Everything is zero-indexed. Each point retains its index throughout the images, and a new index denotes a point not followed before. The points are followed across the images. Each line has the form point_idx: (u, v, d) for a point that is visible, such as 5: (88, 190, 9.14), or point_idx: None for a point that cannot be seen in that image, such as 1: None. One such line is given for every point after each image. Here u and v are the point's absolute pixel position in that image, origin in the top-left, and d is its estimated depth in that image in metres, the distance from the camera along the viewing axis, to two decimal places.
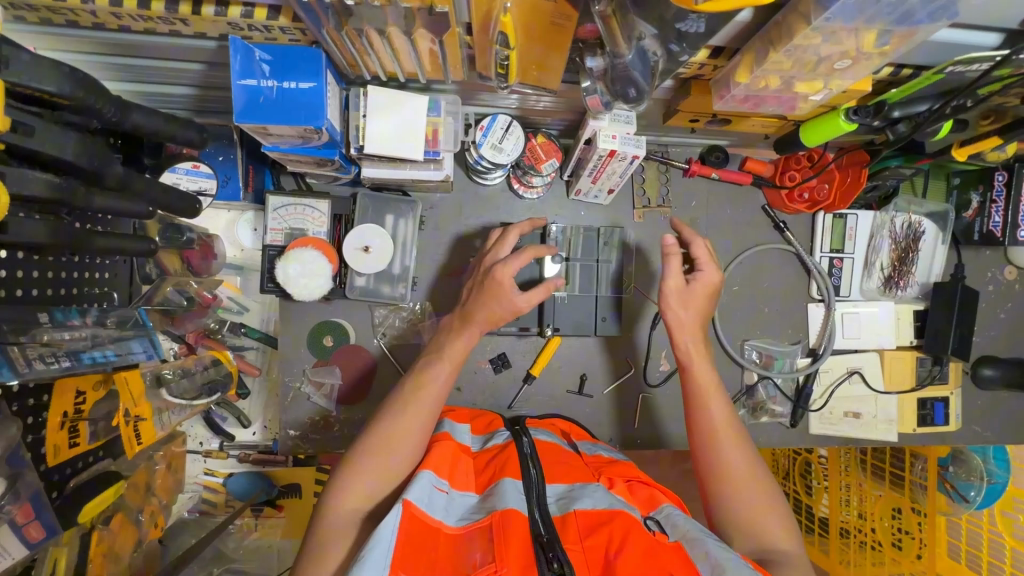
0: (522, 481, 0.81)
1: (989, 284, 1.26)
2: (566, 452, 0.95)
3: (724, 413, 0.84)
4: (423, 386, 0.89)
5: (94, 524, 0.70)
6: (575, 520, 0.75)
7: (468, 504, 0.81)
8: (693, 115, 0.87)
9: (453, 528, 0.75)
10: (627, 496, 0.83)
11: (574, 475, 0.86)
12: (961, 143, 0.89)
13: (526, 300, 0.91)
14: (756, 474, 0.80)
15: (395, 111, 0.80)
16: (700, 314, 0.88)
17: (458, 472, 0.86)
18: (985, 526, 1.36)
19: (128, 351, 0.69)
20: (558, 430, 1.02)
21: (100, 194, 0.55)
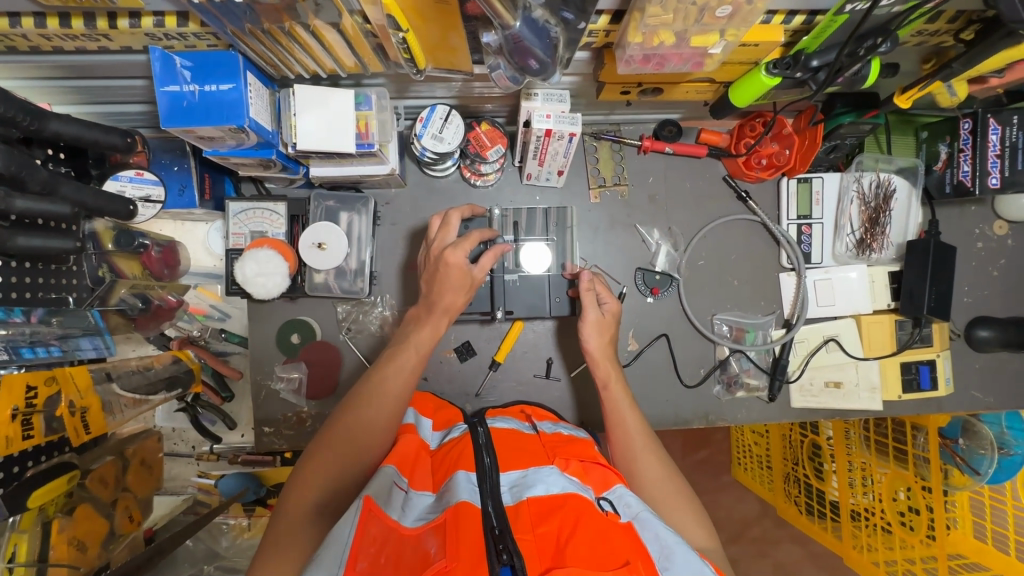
0: (476, 473, 0.77)
1: (978, 241, 1.19)
2: (525, 437, 0.88)
3: (641, 426, 0.90)
4: (387, 377, 0.88)
5: (54, 513, 0.74)
6: (526, 510, 0.71)
7: (425, 504, 0.75)
8: (621, 86, 0.87)
9: (411, 527, 0.69)
10: (581, 477, 0.78)
11: (527, 461, 0.81)
12: (904, 90, 0.85)
13: (482, 269, 0.94)
14: (672, 480, 0.84)
15: (324, 108, 0.84)
16: (611, 342, 0.99)
17: (418, 469, 0.82)
18: (1009, 502, 1.27)
19: (76, 348, 0.77)
20: (519, 416, 0.97)
21: (24, 197, 0.60)
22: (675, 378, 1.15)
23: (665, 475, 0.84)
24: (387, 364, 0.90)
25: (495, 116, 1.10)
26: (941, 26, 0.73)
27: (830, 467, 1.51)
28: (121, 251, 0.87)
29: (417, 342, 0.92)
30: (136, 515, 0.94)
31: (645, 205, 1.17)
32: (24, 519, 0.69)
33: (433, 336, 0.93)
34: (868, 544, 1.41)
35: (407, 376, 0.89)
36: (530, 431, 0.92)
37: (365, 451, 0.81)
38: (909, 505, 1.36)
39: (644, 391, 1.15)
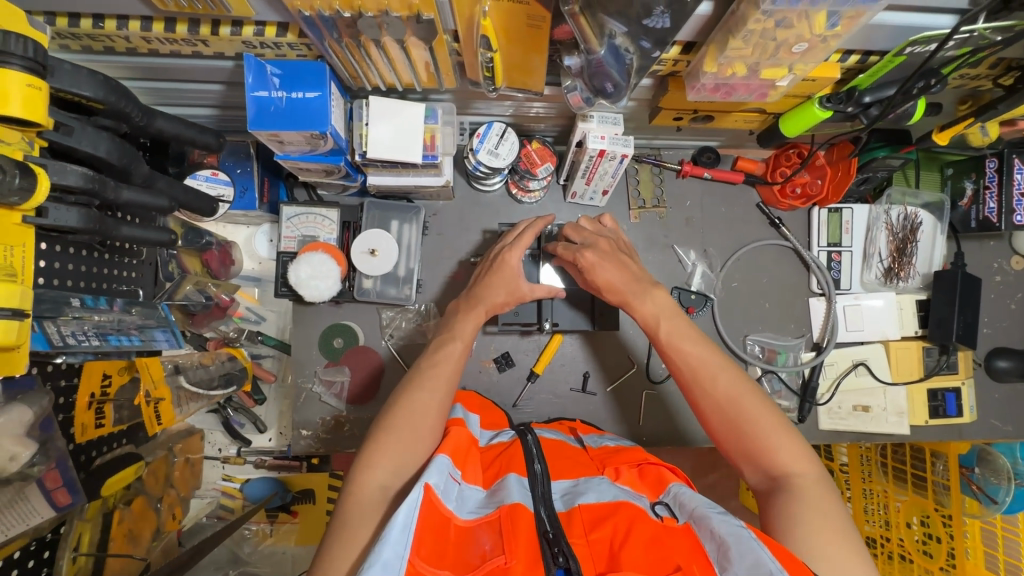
0: (527, 477, 0.76)
1: (997, 275, 1.24)
2: (572, 450, 0.89)
3: (705, 345, 0.79)
4: (437, 362, 0.86)
5: (115, 504, 0.74)
6: (579, 516, 0.68)
7: (476, 499, 0.74)
8: (676, 113, 0.92)
9: (466, 521, 0.69)
10: (634, 485, 0.76)
11: (578, 470, 0.81)
12: (942, 128, 0.90)
13: (533, 288, 0.95)
14: (750, 398, 0.74)
15: (395, 119, 0.87)
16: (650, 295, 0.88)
17: (469, 463, 0.80)
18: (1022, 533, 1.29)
19: (152, 338, 0.74)
20: (565, 430, 1.00)
21: (130, 189, 0.62)
22: None
23: (739, 394, 0.74)
24: (438, 349, 0.89)
25: (544, 135, 1.14)
26: (983, 71, 0.79)
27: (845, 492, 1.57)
28: (187, 248, 0.90)
29: (462, 333, 0.90)
30: (179, 513, 0.92)
31: (682, 227, 1.21)
32: (89, 509, 0.70)
33: (479, 324, 0.93)
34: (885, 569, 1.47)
35: (458, 361, 0.87)
36: (578, 445, 0.92)
37: (424, 432, 0.78)
38: (925, 532, 1.37)
39: (678, 407, 1.17)
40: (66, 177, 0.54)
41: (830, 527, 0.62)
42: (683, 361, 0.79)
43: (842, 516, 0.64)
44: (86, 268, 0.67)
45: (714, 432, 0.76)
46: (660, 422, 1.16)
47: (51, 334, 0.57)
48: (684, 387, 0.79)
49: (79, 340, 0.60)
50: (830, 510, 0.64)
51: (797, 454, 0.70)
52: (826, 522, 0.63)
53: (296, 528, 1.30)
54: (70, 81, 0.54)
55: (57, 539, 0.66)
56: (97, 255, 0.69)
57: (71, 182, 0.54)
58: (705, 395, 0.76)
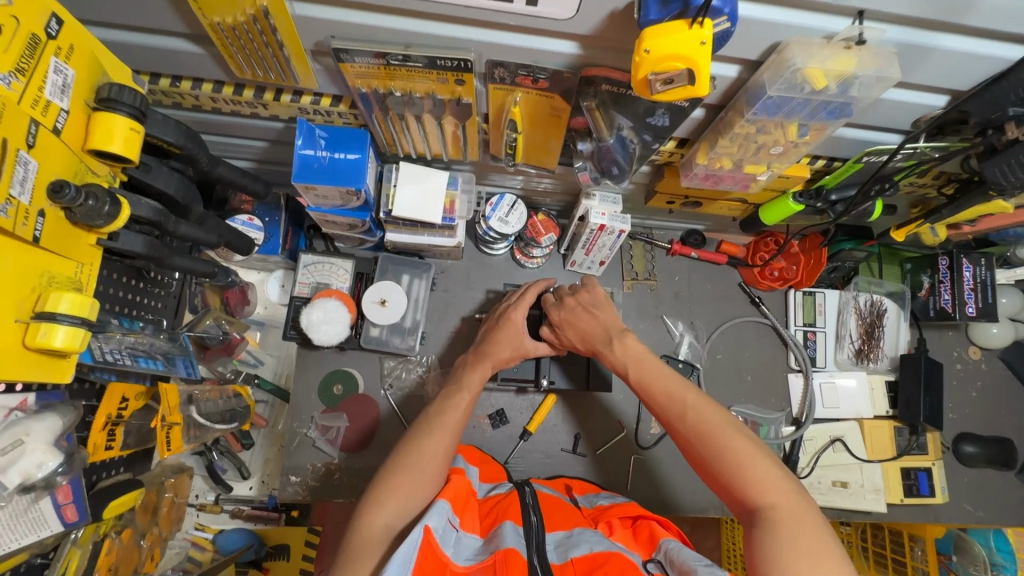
0: (522, 526, 0.77)
1: (957, 362, 1.35)
2: (568, 505, 0.90)
3: (672, 385, 0.83)
4: (445, 410, 0.90)
5: (106, 533, 0.73)
6: (571, 568, 0.70)
7: (473, 547, 0.75)
8: (669, 197, 1.05)
9: (461, 567, 0.69)
10: (627, 542, 0.79)
11: (571, 522, 0.82)
12: (899, 227, 1.04)
13: (534, 346, 1.02)
14: (719, 432, 0.75)
15: (422, 183, 0.97)
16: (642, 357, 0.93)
17: (466, 511, 0.81)
18: None
19: (173, 366, 0.78)
20: (562, 488, 1.02)
21: (187, 224, 0.69)
22: None
23: (708, 429, 0.75)
24: (448, 399, 0.92)
25: (549, 209, 1.26)
26: (928, 181, 0.93)
27: None
28: (214, 285, 0.95)
29: (468, 383, 0.95)
30: (157, 555, 0.89)
31: (671, 299, 1.30)
32: (84, 533, 0.69)
33: (487, 378, 0.97)
34: None
35: (465, 411, 0.91)
36: (572, 502, 0.94)
37: (428, 474, 0.80)
38: None
39: (665, 473, 1.20)
40: (139, 208, 0.60)
41: (801, 560, 0.61)
42: (654, 403, 0.83)
43: (822, 546, 0.62)
44: (121, 293, 0.70)
45: (697, 470, 0.77)
46: (649, 488, 1.19)
47: (93, 350, 0.61)
48: (664, 428, 0.82)
49: (111, 359, 0.64)
50: (804, 539, 0.63)
51: (772, 484, 0.69)
52: (800, 554, 0.61)
53: None
54: (157, 127, 0.63)
55: (45, 564, 0.65)
56: (134, 283, 0.73)
57: (144, 213, 0.60)
58: (678, 434, 0.79)
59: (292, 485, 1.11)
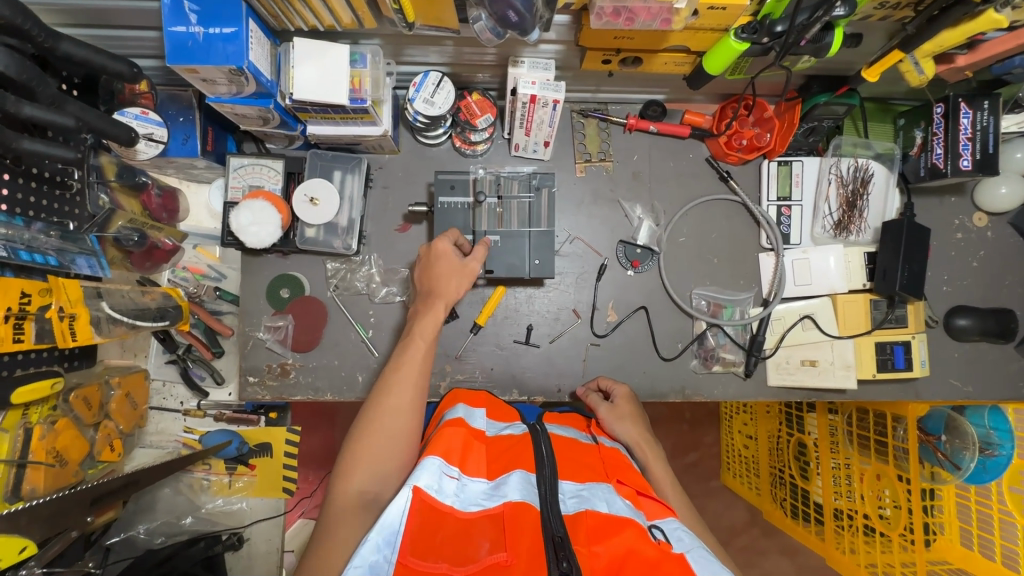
0: (535, 474, 0.75)
1: (958, 232, 1.21)
2: (584, 447, 0.89)
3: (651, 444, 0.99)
4: (402, 363, 0.87)
5: (36, 419, 0.79)
6: (585, 522, 0.69)
7: (480, 489, 0.74)
8: (602, 54, 0.92)
9: (469, 513, 0.70)
10: (634, 502, 0.77)
11: (586, 473, 0.80)
12: (870, 64, 0.88)
13: (474, 259, 0.98)
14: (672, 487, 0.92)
15: (321, 60, 0.89)
16: (637, 424, 1.02)
17: (470, 457, 0.79)
18: (972, 498, 1.28)
19: (71, 262, 0.85)
20: (580, 427, 1.01)
21: (32, 105, 0.65)
22: (654, 350, 1.17)
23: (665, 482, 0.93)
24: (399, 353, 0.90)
25: (487, 88, 1.15)
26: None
27: (815, 467, 1.56)
28: (123, 187, 0.93)
29: (422, 330, 0.91)
30: (118, 445, 0.97)
31: (629, 180, 1.20)
32: (8, 417, 0.76)
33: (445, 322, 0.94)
34: (851, 546, 1.43)
35: (422, 359, 0.88)
36: (590, 441, 0.94)
37: (401, 432, 0.81)
38: (892, 503, 1.35)
39: (621, 360, 1.17)
40: None
41: None
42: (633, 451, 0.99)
43: None
44: (22, 197, 0.74)
45: None
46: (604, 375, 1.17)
47: None
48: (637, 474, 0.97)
49: None
50: None
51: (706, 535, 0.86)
52: None
53: (253, 480, 1.34)
54: None
55: None
56: (27, 185, 0.75)
57: None
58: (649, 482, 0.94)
59: (250, 388, 1.15)
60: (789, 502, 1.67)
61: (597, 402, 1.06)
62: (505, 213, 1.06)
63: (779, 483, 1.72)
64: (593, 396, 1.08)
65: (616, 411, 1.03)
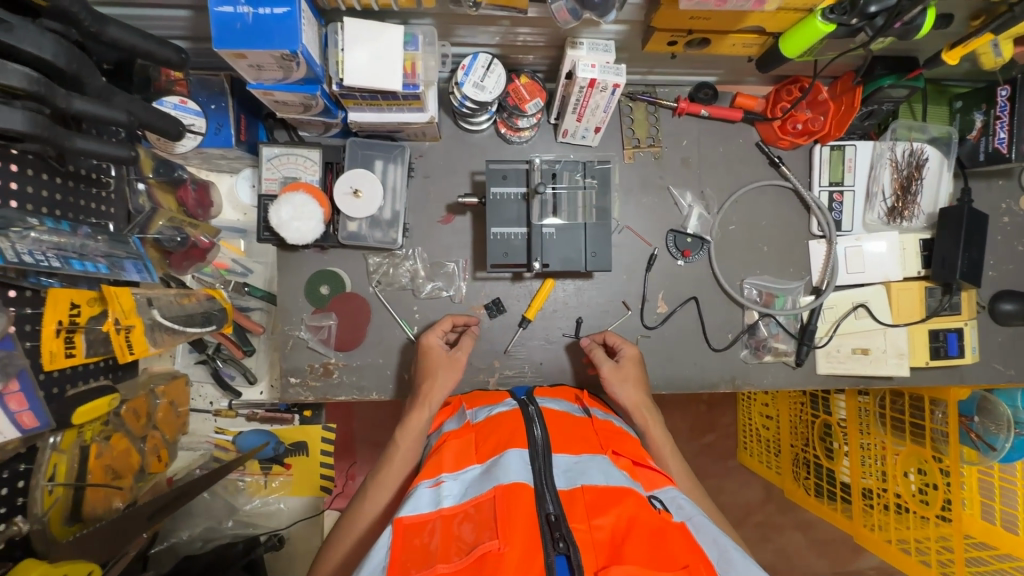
0: (526, 451, 0.72)
1: (1004, 216, 1.20)
2: (576, 420, 0.85)
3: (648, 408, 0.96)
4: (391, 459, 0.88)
5: (91, 438, 0.75)
6: (582, 497, 0.66)
7: (469, 479, 0.71)
8: (670, 35, 0.87)
9: (452, 507, 0.66)
10: (631, 473, 0.74)
11: (579, 445, 0.76)
12: (952, 46, 0.85)
13: (463, 351, 0.99)
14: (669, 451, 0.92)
15: (373, 42, 0.82)
16: (639, 387, 0.98)
17: (455, 457, 0.76)
18: (997, 475, 1.31)
19: (121, 269, 0.76)
20: (571, 399, 0.96)
21: (83, 98, 0.59)
22: (705, 341, 1.16)
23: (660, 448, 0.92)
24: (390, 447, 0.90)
25: (534, 70, 1.08)
26: None
27: (841, 446, 1.56)
28: (160, 183, 0.90)
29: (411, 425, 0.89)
30: (165, 456, 0.93)
31: (678, 167, 1.16)
32: (66, 437, 0.71)
33: (433, 416, 0.92)
34: (879, 523, 1.46)
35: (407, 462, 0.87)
36: (582, 415, 0.89)
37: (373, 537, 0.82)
38: (922, 482, 1.37)
39: (672, 352, 1.15)
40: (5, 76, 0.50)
41: None
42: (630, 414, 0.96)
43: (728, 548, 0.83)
44: (61, 198, 0.70)
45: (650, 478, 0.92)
46: (656, 367, 1.15)
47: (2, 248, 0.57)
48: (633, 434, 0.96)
49: (35, 260, 0.61)
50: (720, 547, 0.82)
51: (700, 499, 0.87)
52: None
53: (291, 480, 1.31)
54: None
55: (30, 471, 0.68)
56: (67, 185, 0.71)
57: (12, 82, 0.51)
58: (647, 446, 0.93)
59: (293, 389, 1.10)
60: (807, 483, 1.69)
61: (600, 358, 1.02)
62: (558, 204, 1.02)
63: (796, 463, 1.72)
64: (597, 352, 1.03)
65: (618, 369, 0.99)
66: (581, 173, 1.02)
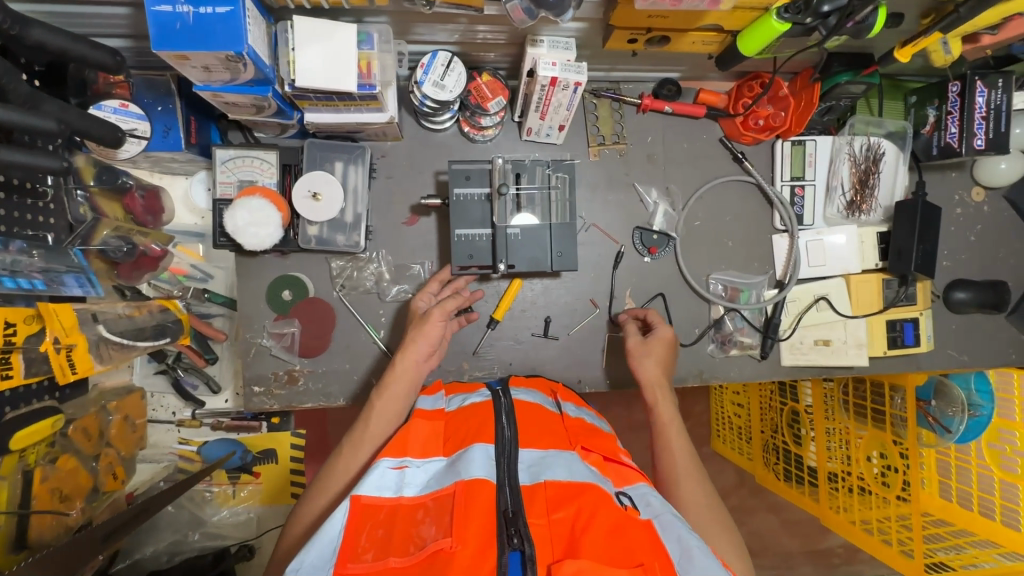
0: (492, 447, 0.71)
1: (957, 207, 1.24)
2: (548, 414, 0.84)
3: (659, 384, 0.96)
4: (369, 418, 0.85)
5: (35, 461, 0.72)
6: (543, 491, 0.65)
7: (433, 471, 0.70)
8: (630, 33, 0.87)
9: (413, 497, 0.66)
10: (601, 469, 0.74)
11: (547, 440, 0.75)
12: (903, 44, 0.87)
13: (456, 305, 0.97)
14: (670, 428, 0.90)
15: (325, 42, 0.80)
16: (660, 365, 0.98)
17: (423, 441, 0.75)
18: (953, 455, 1.37)
19: (61, 284, 0.75)
20: (546, 393, 0.96)
21: (5, 108, 0.56)
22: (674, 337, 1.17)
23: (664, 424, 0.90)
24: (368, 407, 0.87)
25: (496, 68, 1.07)
26: None
27: (807, 433, 1.61)
28: (103, 191, 0.86)
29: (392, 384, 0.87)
30: (121, 474, 0.91)
31: (644, 163, 1.16)
32: (5, 463, 0.68)
33: (414, 378, 0.90)
34: (844, 505, 1.50)
35: (387, 419, 0.85)
36: (555, 410, 0.88)
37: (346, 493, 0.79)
38: (883, 464, 1.43)
39: None
40: None
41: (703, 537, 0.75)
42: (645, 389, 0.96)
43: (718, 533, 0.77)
44: None
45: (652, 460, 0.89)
46: (625, 364, 1.16)
47: None
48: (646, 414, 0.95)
49: None
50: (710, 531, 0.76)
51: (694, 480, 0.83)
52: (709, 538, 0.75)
53: (260, 488, 1.29)
54: None
55: None
56: (2, 198, 0.68)
57: None
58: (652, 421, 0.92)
59: (256, 398, 1.08)
60: (775, 468, 1.72)
61: (631, 332, 1.04)
62: (522, 204, 1.01)
63: (764, 449, 1.75)
64: (631, 327, 1.05)
65: (644, 345, 1.01)
66: (545, 172, 1.01)
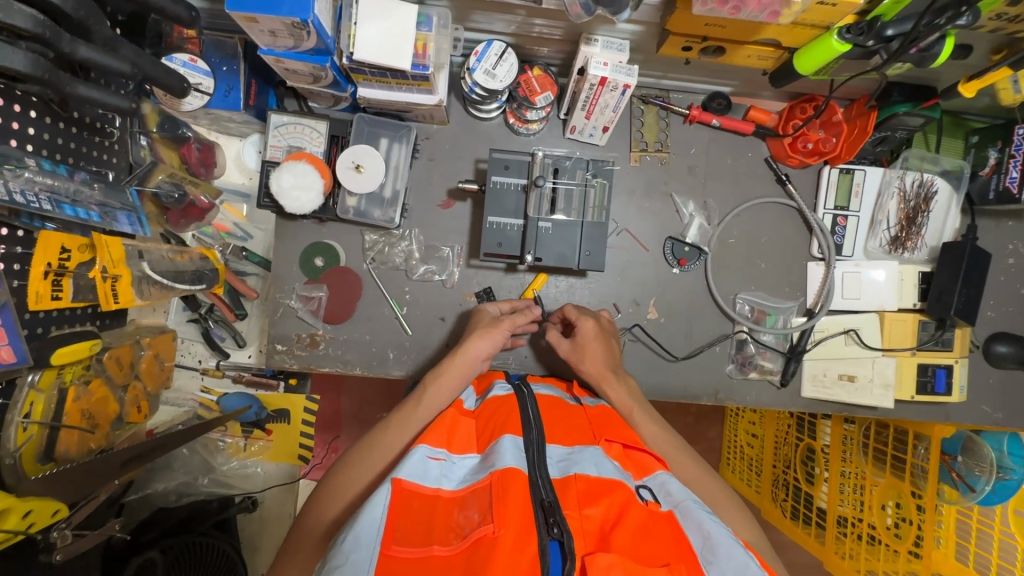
0: (523, 438, 0.71)
1: (1010, 257, 1.19)
2: (571, 409, 0.84)
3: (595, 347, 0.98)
4: (419, 402, 0.86)
5: (70, 380, 0.77)
6: (575, 485, 0.65)
7: (468, 467, 0.71)
8: (685, 40, 0.86)
9: (452, 491, 0.67)
10: (622, 461, 0.74)
11: (573, 435, 0.75)
12: (970, 78, 0.84)
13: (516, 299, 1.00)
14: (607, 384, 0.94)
15: (386, 19, 0.83)
16: (600, 341, 0.99)
17: (457, 434, 0.76)
18: (975, 517, 1.30)
19: (114, 220, 0.80)
20: (565, 388, 0.97)
21: (88, 46, 0.60)
22: (693, 352, 1.15)
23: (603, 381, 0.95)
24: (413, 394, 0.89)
25: (548, 63, 1.08)
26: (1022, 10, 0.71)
27: (822, 472, 1.53)
28: (164, 138, 0.92)
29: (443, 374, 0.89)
30: (145, 408, 0.95)
31: (684, 175, 1.16)
32: (45, 377, 0.73)
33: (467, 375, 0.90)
34: (850, 551, 1.45)
35: (436, 406, 0.86)
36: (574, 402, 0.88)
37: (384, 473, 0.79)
38: (898, 515, 1.37)
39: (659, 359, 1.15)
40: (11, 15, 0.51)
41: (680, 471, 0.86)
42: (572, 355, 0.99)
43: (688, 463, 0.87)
44: (64, 142, 0.71)
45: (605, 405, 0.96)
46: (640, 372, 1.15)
47: None
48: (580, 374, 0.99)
49: (27, 200, 0.64)
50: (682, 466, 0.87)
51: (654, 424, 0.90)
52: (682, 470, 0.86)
53: (270, 445, 1.33)
54: None
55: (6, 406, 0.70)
56: (75, 132, 0.73)
57: (18, 22, 0.51)
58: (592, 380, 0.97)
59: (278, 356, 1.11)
60: (783, 505, 1.66)
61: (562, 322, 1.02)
62: (556, 199, 1.02)
63: (774, 479, 1.70)
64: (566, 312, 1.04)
65: (575, 348, 0.99)
66: (584, 170, 1.02)
